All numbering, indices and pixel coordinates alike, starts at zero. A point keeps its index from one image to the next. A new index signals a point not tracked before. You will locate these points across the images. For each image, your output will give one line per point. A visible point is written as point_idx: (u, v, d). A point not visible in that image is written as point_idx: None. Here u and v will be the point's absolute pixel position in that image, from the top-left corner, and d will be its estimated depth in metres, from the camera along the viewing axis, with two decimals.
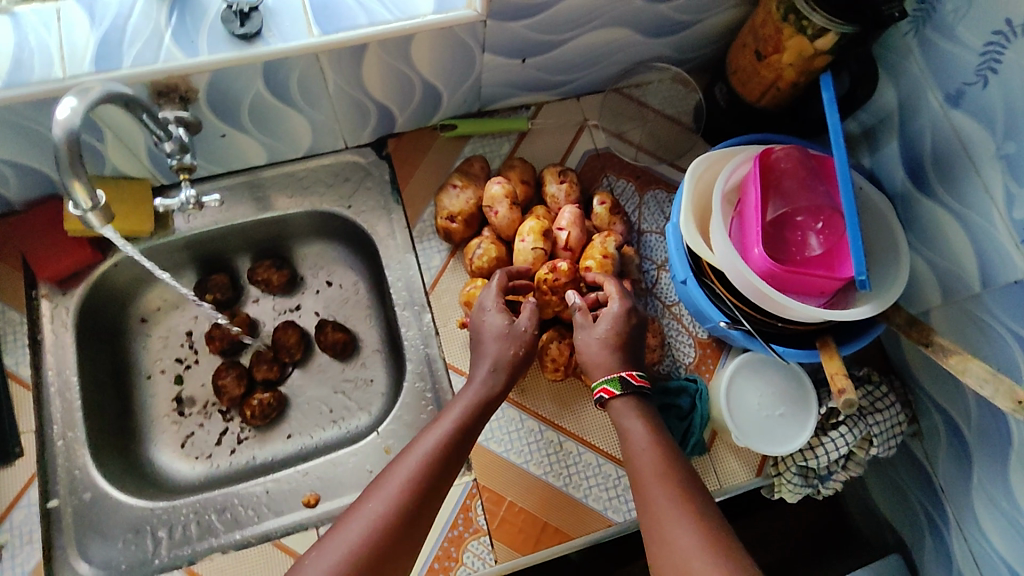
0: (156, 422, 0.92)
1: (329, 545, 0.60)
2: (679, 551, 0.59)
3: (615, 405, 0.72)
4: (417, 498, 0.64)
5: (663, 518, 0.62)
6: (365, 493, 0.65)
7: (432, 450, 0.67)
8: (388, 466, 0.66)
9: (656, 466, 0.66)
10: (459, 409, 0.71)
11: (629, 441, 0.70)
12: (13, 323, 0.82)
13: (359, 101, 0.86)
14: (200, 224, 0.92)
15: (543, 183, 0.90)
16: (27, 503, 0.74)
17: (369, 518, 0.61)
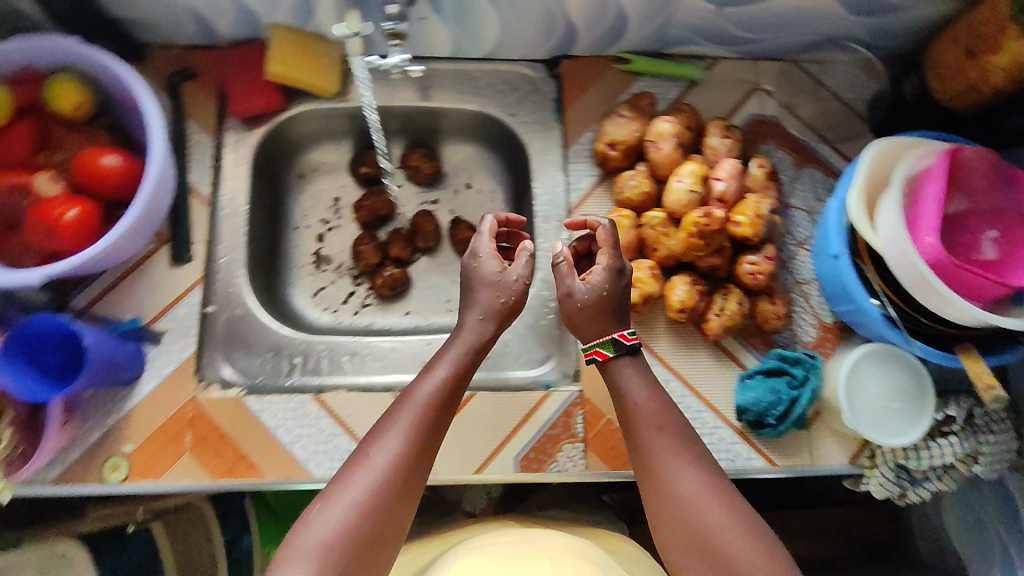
0: (295, 269, 1.00)
1: (337, 499, 0.56)
2: (709, 524, 0.57)
3: (611, 365, 0.69)
4: (421, 446, 0.61)
5: (685, 488, 0.59)
6: (360, 445, 0.60)
7: (432, 394, 0.64)
8: (386, 415, 0.62)
9: (666, 438, 0.63)
10: (453, 355, 0.68)
11: (633, 410, 0.66)
12: (202, 145, 0.90)
13: (552, 13, 0.87)
14: (373, 98, 0.96)
15: (705, 133, 0.89)
16: (190, 302, 0.83)
17: (376, 471, 0.58)
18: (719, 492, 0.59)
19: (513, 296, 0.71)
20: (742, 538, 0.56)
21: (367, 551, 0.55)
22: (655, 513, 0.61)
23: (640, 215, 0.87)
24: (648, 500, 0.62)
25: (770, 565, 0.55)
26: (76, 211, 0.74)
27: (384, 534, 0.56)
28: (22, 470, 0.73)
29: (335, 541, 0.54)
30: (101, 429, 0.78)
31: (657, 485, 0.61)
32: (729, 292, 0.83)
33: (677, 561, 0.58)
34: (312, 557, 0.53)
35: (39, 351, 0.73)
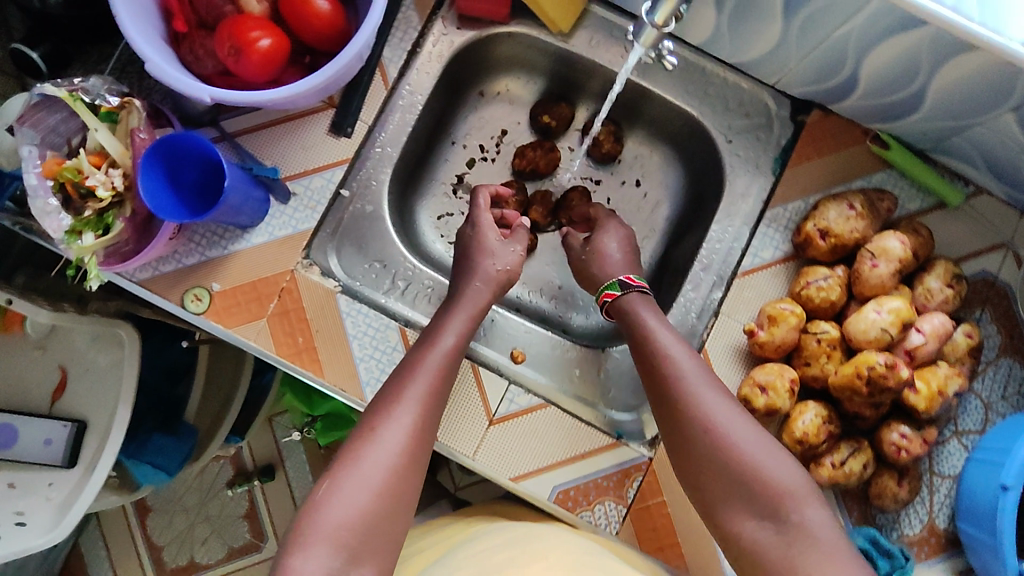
0: (432, 185, 0.93)
1: (366, 461, 0.60)
2: (733, 441, 0.61)
3: (637, 297, 0.75)
4: (429, 411, 0.66)
5: (714, 409, 0.63)
6: (371, 420, 0.64)
7: (443, 358, 0.70)
8: (398, 386, 0.67)
9: (691, 367, 0.66)
10: (461, 317, 0.74)
11: (652, 341, 0.69)
12: (409, 24, 0.81)
13: (841, 61, 0.72)
14: (597, 52, 0.85)
15: (927, 270, 0.75)
16: (328, 177, 0.79)
17: (391, 446, 0.62)
18: (742, 417, 0.63)
19: (507, 267, 0.79)
20: (769, 457, 0.60)
21: (384, 511, 0.59)
22: (677, 438, 0.64)
23: (809, 319, 0.76)
24: (670, 427, 0.65)
25: (800, 484, 0.59)
26: (270, 41, 0.68)
27: (403, 490, 0.61)
28: (115, 264, 0.73)
29: (353, 521, 0.58)
30: (199, 258, 0.78)
31: (681, 411, 0.64)
32: (858, 449, 0.73)
33: (708, 488, 0.62)
34: (330, 540, 0.56)
35: (177, 162, 0.70)
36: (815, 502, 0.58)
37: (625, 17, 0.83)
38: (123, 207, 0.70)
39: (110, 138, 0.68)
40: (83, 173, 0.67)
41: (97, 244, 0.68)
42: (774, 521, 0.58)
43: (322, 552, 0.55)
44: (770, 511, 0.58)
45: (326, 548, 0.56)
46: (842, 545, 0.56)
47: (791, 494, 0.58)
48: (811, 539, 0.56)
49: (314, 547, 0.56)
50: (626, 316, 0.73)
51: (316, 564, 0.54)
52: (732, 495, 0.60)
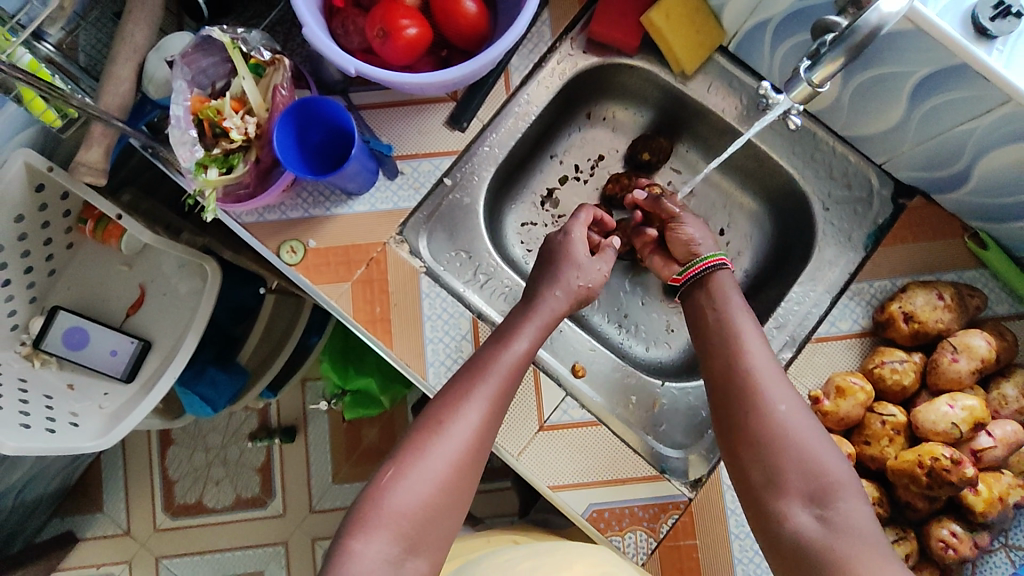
0: (524, 192, 0.96)
1: (434, 457, 0.59)
2: (787, 418, 0.60)
3: (722, 277, 0.74)
4: (494, 414, 0.64)
5: (770, 382, 0.63)
6: (441, 412, 0.63)
7: (515, 363, 0.67)
8: (471, 383, 0.65)
9: (755, 340, 0.67)
10: (536, 325, 0.71)
11: (727, 314, 0.70)
12: (541, 38, 0.85)
13: (960, 156, 0.73)
14: (713, 99, 0.87)
15: (1006, 376, 0.75)
16: (436, 164, 0.83)
17: (457, 442, 0.61)
18: (798, 399, 0.62)
19: (590, 284, 0.77)
20: (819, 442, 0.59)
21: (442, 507, 0.59)
22: (735, 395, 0.63)
23: (877, 399, 0.76)
24: (722, 391, 0.65)
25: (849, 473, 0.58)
26: (416, 31, 0.73)
27: (461, 486, 0.60)
28: (230, 204, 0.77)
29: (416, 508, 0.58)
30: (302, 214, 0.81)
31: (738, 379, 0.64)
32: (903, 537, 0.72)
33: (755, 448, 0.61)
34: (392, 528, 0.56)
35: (308, 122, 0.75)
36: (861, 498, 0.57)
37: (748, 71, 0.86)
38: (249, 153, 0.74)
39: (253, 88, 0.73)
40: (223, 114, 0.72)
41: (219, 179, 0.73)
42: (819, 496, 0.57)
43: (383, 539, 0.56)
44: (814, 494, 0.57)
45: (386, 535, 0.56)
46: (883, 548, 0.54)
47: (838, 483, 0.57)
48: (857, 534, 0.54)
49: (376, 533, 0.56)
50: (703, 291, 0.74)
51: (377, 547, 0.55)
52: (775, 473, 0.59)
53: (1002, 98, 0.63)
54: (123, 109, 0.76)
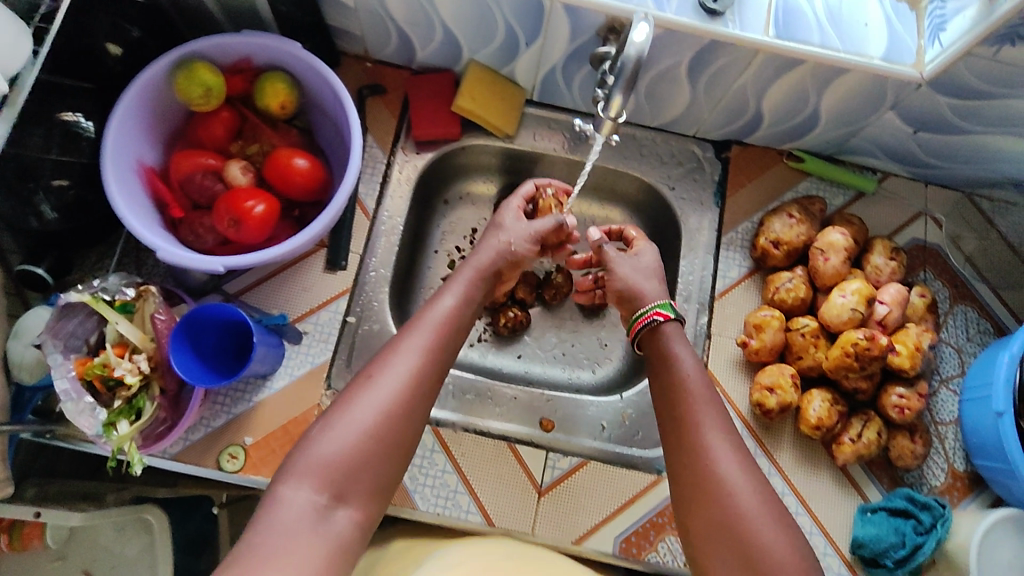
0: (423, 291, 0.99)
1: (359, 407, 0.60)
2: (745, 511, 0.59)
3: (668, 330, 0.74)
4: (430, 363, 0.65)
5: (724, 469, 0.62)
6: (369, 368, 0.64)
7: (443, 317, 0.69)
8: (395, 339, 0.66)
9: (714, 419, 0.66)
10: (461, 284, 0.74)
11: (681, 386, 0.68)
12: (375, 160, 0.93)
13: (746, 105, 0.87)
14: (543, 145, 0.97)
15: (869, 250, 0.87)
16: (334, 310, 0.85)
17: (386, 391, 0.61)
18: (757, 485, 0.61)
19: (513, 239, 0.79)
20: (769, 535, 0.58)
21: (372, 455, 0.59)
22: (686, 480, 0.64)
23: (788, 318, 0.85)
24: (683, 478, 0.64)
25: (796, 569, 0.57)
26: (263, 206, 0.76)
27: (394, 436, 0.60)
28: (153, 444, 0.74)
29: (342, 456, 0.58)
30: (227, 416, 0.80)
31: (695, 466, 0.63)
32: (868, 420, 0.81)
33: (703, 534, 0.61)
34: (317, 474, 0.57)
35: (197, 332, 0.74)
36: None
37: (557, 109, 0.97)
38: (151, 388, 0.73)
39: (130, 326, 0.72)
40: (110, 365, 0.71)
41: (133, 428, 0.71)
42: None
43: (308, 486, 0.56)
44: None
45: (312, 483, 0.56)
46: None
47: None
48: None
49: (303, 480, 0.56)
50: (660, 357, 0.72)
51: (301, 495, 0.55)
52: (722, 564, 0.59)
53: (753, 51, 0.76)
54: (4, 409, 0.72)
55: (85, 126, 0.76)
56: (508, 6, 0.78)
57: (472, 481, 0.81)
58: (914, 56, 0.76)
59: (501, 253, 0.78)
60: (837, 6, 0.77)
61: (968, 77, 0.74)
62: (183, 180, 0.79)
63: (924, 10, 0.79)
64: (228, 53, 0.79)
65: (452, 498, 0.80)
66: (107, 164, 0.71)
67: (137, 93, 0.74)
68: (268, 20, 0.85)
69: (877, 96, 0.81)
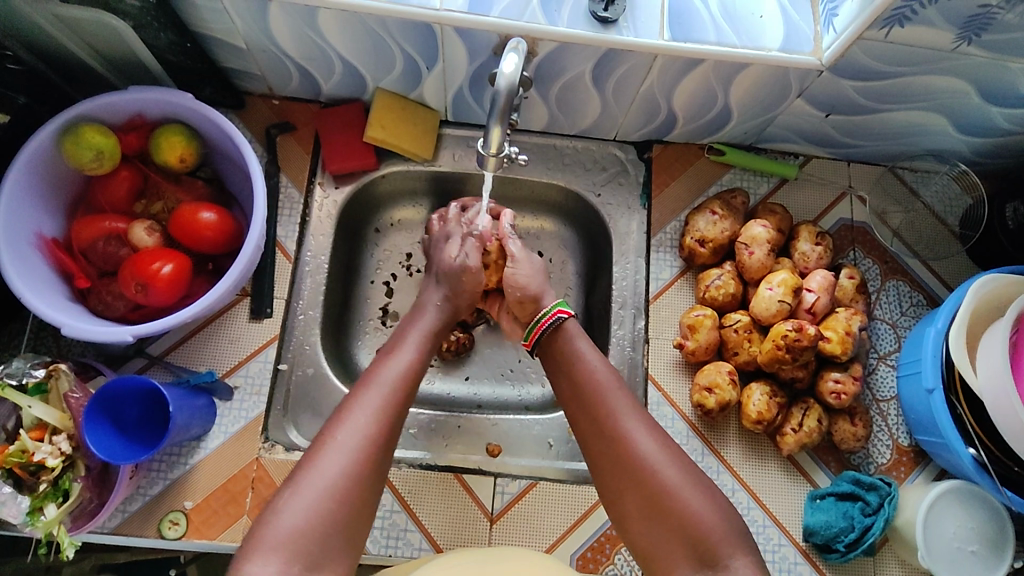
0: (362, 324, 0.98)
1: (320, 471, 0.57)
2: (673, 483, 0.61)
3: (571, 327, 0.76)
4: (391, 420, 0.63)
5: (645, 450, 0.63)
6: (327, 428, 0.61)
7: (403, 368, 0.68)
8: (352, 397, 0.64)
9: (626, 402, 0.67)
10: (415, 334, 0.73)
11: (589, 381, 0.70)
12: (292, 199, 0.90)
13: (657, 106, 0.86)
14: (464, 165, 0.96)
15: (796, 237, 0.87)
16: (264, 359, 0.83)
17: (347, 452, 0.59)
18: (672, 450, 0.64)
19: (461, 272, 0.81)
20: (699, 502, 0.60)
21: (342, 516, 0.57)
22: (608, 465, 0.65)
23: (722, 315, 0.85)
24: (610, 470, 0.64)
25: (728, 526, 0.59)
26: (172, 266, 0.74)
27: (360, 492, 0.58)
28: (87, 523, 0.71)
29: (309, 523, 0.55)
30: (164, 482, 0.77)
31: (614, 449, 0.65)
32: (808, 409, 0.81)
33: (634, 515, 0.62)
34: (283, 548, 0.53)
35: (117, 405, 0.72)
36: (748, 550, 0.58)
37: (474, 127, 0.96)
38: (77, 467, 0.71)
39: (46, 408, 0.70)
40: (29, 450, 0.68)
41: (61, 511, 0.68)
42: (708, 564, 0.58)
43: (275, 560, 0.53)
44: (702, 560, 0.58)
45: (279, 557, 0.53)
46: None
47: (722, 540, 0.58)
48: None
49: (272, 555, 0.53)
50: (565, 355, 0.74)
51: (271, 571, 0.52)
52: (665, 544, 0.60)
53: (651, 56, 0.76)
54: None
55: None
56: (401, 35, 0.77)
57: (422, 517, 0.80)
58: (812, 42, 0.76)
59: (447, 293, 0.80)
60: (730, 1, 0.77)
61: (864, 61, 0.74)
62: (88, 248, 0.77)
63: None
64: (119, 112, 0.77)
65: (402, 537, 0.79)
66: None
67: (24, 165, 0.72)
68: (159, 71, 0.82)
69: (782, 86, 0.81)
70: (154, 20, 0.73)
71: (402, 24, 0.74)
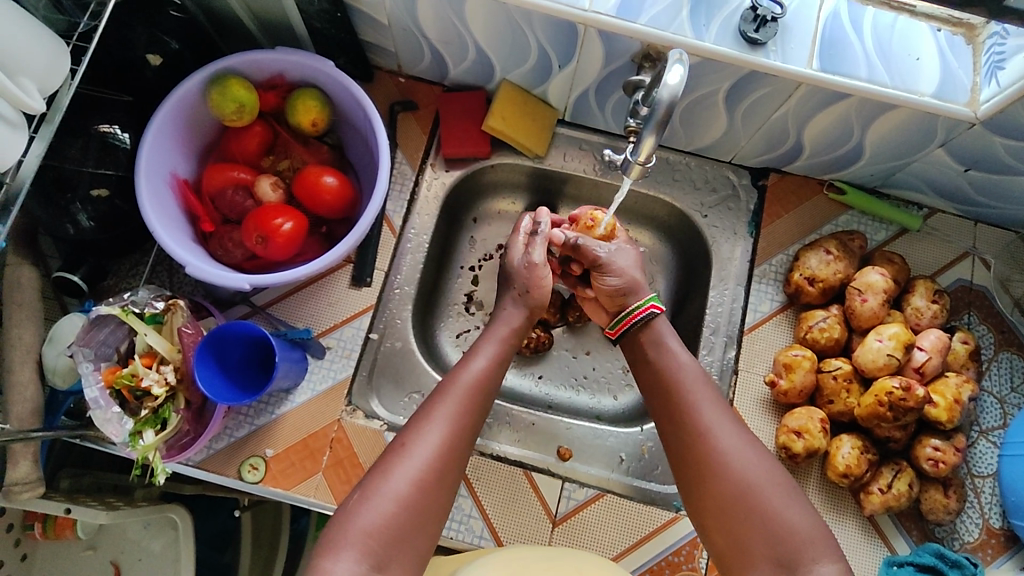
0: (447, 307, 0.99)
1: (394, 476, 0.59)
2: (760, 489, 0.60)
3: (660, 325, 0.75)
4: (460, 431, 0.64)
5: (726, 451, 0.62)
6: (401, 435, 0.63)
7: (475, 378, 0.68)
8: (427, 404, 0.65)
9: (713, 405, 0.66)
10: (492, 347, 0.73)
11: (678, 381, 0.69)
12: (404, 176, 0.92)
13: (785, 135, 0.84)
14: (573, 166, 0.96)
15: (911, 291, 0.83)
16: (357, 326, 0.85)
17: (419, 460, 0.60)
18: (761, 454, 0.63)
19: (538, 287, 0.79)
20: (786, 507, 0.59)
21: (411, 518, 0.58)
22: (692, 470, 0.64)
23: (820, 359, 0.82)
24: (693, 475, 0.64)
25: (820, 537, 0.57)
26: (291, 224, 0.77)
27: (429, 498, 0.60)
28: (177, 454, 0.75)
29: (381, 525, 0.57)
30: (250, 427, 0.80)
31: (696, 454, 0.64)
32: (900, 472, 0.77)
33: (719, 519, 0.61)
34: (357, 544, 0.56)
35: (223, 347, 0.76)
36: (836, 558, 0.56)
37: (589, 130, 0.96)
38: (177, 400, 0.74)
39: (158, 337, 0.74)
40: (138, 375, 0.71)
41: (158, 438, 0.71)
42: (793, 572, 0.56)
43: (349, 555, 0.55)
44: (790, 565, 0.56)
45: (352, 553, 0.55)
46: None
47: (812, 548, 0.57)
48: None
49: (345, 552, 0.55)
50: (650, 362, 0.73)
51: (343, 567, 0.54)
52: (752, 547, 0.58)
53: (795, 83, 0.74)
54: (36, 413, 0.73)
55: (122, 138, 0.77)
56: (542, 31, 0.77)
57: (486, 506, 0.80)
58: (969, 93, 0.72)
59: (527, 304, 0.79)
60: (886, 37, 0.74)
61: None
62: (216, 194, 0.81)
63: (981, 42, 0.74)
64: (262, 70, 0.80)
65: (465, 522, 0.79)
66: (141, 176, 0.73)
67: (172, 108, 0.76)
68: (303, 35, 0.86)
69: (926, 133, 0.77)
70: None
71: (547, 19, 0.75)
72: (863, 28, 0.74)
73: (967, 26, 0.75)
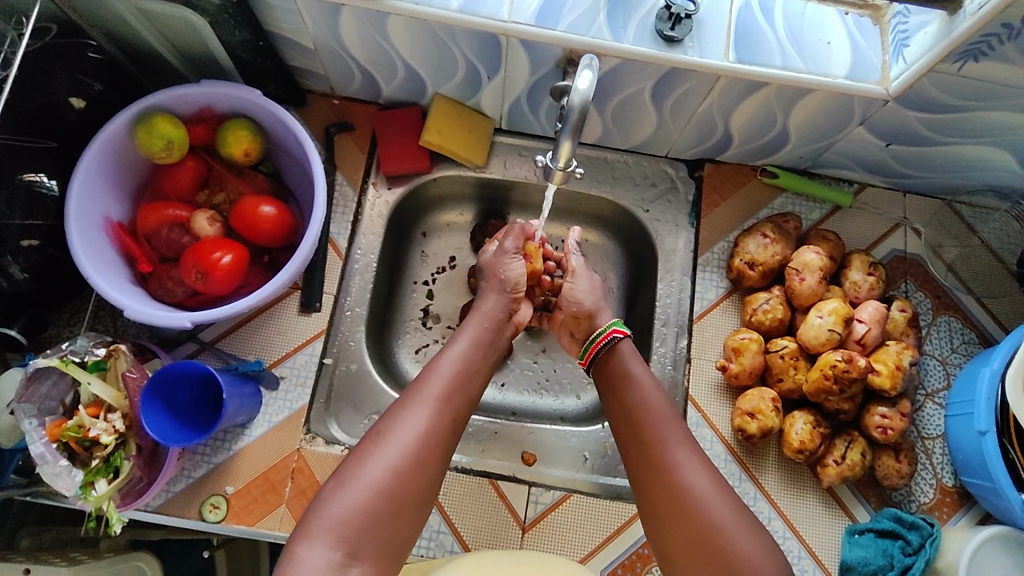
0: (403, 324, 0.99)
1: (370, 465, 0.59)
2: (715, 520, 0.61)
3: (625, 348, 0.76)
4: (442, 421, 0.64)
5: (694, 483, 0.63)
6: (381, 422, 0.63)
7: (451, 375, 0.68)
8: (405, 395, 0.65)
9: (675, 431, 0.67)
10: (471, 333, 0.74)
11: (645, 407, 0.69)
12: (346, 198, 0.92)
13: (713, 126, 0.86)
14: (514, 173, 0.97)
15: (847, 266, 0.86)
16: (310, 352, 0.85)
17: (400, 445, 0.61)
18: (722, 488, 0.63)
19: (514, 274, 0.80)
20: (745, 542, 0.59)
21: (386, 510, 0.58)
22: (651, 493, 0.65)
23: (767, 340, 0.84)
24: (655, 500, 0.64)
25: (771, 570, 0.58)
26: (231, 257, 0.76)
27: (407, 491, 0.60)
28: (133, 501, 0.74)
29: (354, 515, 0.57)
30: (208, 466, 0.79)
31: (657, 475, 0.65)
32: (852, 441, 0.80)
33: (676, 545, 0.62)
34: (332, 533, 0.56)
35: (171, 388, 0.75)
36: None
37: (527, 137, 0.97)
38: (128, 446, 0.73)
39: (104, 386, 0.72)
40: (85, 426, 0.70)
41: (111, 487, 0.70)
42: None
43: (324, 544, 0.55)
44: None
45: (327, 541, 0.55)
46: None
47: None
48: None
49: (319, 539, 0.55)
50: (618, 379, 0.73)
51: (318, 555, 0.54)
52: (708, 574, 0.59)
53: (714, 76, 0.76)
54: None
55: (49, 186, 0.76)
56: (467, 44, 0.78)
57: (455, 520, 0.80)
58: (880, 71, 0.75)
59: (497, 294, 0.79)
60: (797, 24, 0.76)
61: (934, 94, 0.73)
62: (151, 233, 0.80)
63: (887, 22, 0.78)
64: (189, 104, 0.79)
65: (435, 539, 0.79)
66: (71, 224, 0.71)
67: (99, 151, 0.75)
68: (229, 67, 0.85)
69: (845, 113, 0.80)
70: (230, 18, 0.75)
71: (469, 33, 0.75)
72: (774, 17, 0.76)
73: (874, 7, 0.78)
